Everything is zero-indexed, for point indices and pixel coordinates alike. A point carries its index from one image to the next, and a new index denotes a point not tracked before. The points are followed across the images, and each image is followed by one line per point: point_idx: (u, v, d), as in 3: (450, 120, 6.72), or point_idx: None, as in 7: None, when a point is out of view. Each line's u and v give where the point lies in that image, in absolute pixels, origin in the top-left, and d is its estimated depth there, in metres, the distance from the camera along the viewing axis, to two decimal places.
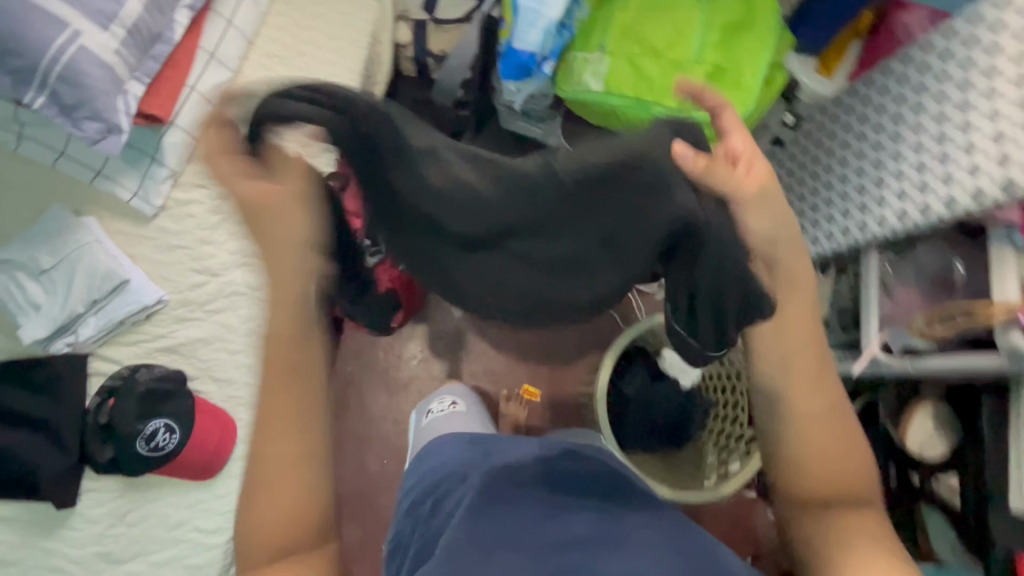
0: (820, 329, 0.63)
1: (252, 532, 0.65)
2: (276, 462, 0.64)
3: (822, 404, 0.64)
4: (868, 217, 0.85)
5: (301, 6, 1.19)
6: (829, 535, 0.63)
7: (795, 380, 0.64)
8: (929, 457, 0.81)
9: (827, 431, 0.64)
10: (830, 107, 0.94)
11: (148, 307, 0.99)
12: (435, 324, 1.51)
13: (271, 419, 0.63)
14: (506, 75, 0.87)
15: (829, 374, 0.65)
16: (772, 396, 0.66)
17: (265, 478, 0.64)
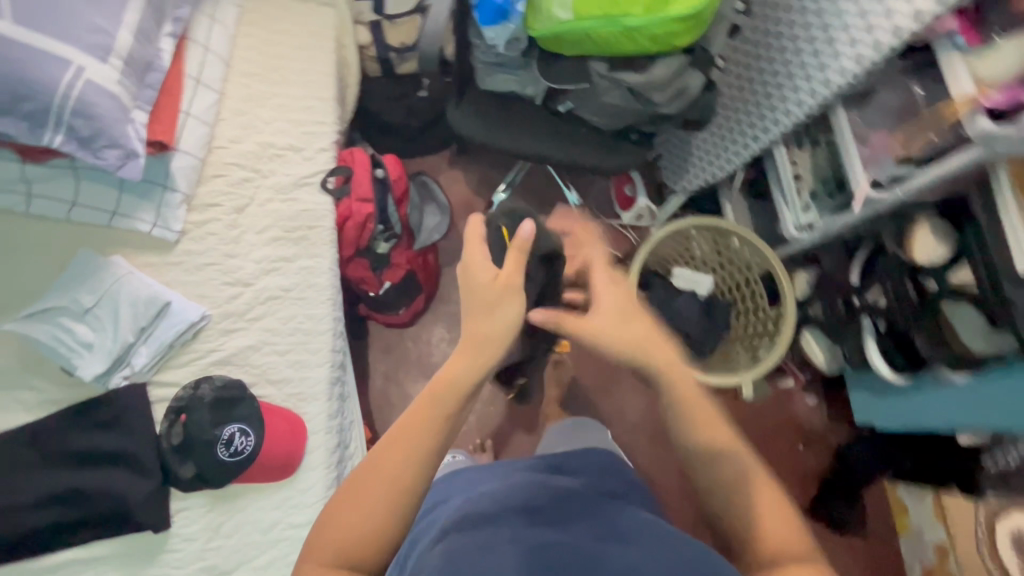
0: (698, 388, 0.74)
1: (325, 526, 0.64)
2: (380, 476, 0.64)
3: (723, 434, 0.70)
4: (828, 73, 0.95)
5: (264, 23, 1.25)
6: (743, 503, 0.66)
7: (695, 418, 0.71)
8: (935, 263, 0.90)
9: (731, 461, 0.69)
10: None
11: (193, 324, 1.02)
12: (455, 305, 1.57)
13: (402, 422, 0.68)
14: (486, 21, 0.98)
15: (715, 413, 0.73)
16: (686, 437, 0.71)
17: (362, 480, 0.65)
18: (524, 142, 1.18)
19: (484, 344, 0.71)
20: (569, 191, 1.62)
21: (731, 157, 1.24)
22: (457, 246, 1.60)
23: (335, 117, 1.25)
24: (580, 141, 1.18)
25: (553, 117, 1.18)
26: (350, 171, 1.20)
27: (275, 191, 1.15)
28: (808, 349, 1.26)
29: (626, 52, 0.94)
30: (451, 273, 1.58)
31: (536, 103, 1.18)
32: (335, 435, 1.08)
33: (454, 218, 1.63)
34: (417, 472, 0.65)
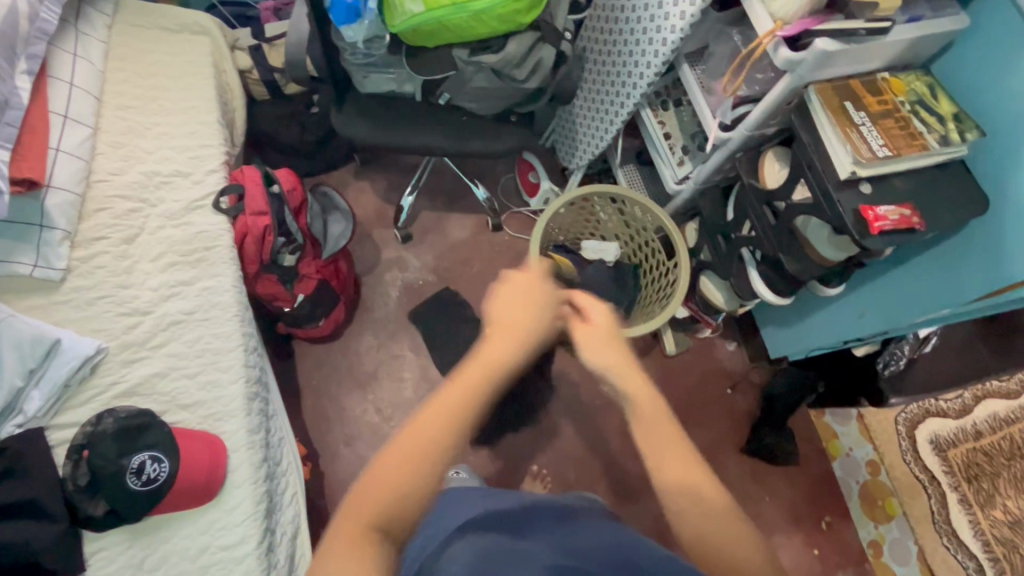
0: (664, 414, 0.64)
1: (362, 498, 0.56)
2: (417, 445, 0.58)
3: (679, 461, 0.62)
4: (664, 34, 1.05)
5: (135, 56, 1.25)
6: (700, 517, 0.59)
7: (653, 440, 0.63)
8: (774, 184, 1.03)
9: (679, 471, 0.61)
10: None
11: (89, 358, 0.99)
12: (379, 311, 1.60)
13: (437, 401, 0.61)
14: (341, 19, 1.04)
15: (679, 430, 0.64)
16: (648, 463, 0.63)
17: (409, 448, 0.58)
18: (407, 137, 1.22)
19: (526, 336, 0.68)
20: (476, 187, 1.67)
21: (608, 125, 1.32)
22: (374, 255, 1.65)
23: (223, 138, 1.26)
24: (464, 130, 1.24)
25: (434, 111, 1.25)
26: (241, 188, 1.20)
27: (166, 217, 1.15)
28: (708, 292, 1.33)
29: (481, 34, 1.02)
30: (370, 282, 1.62)
31: (415, 99, 1.23)
32: (259, 448, 1.06)
33: (367, 228, 1.68)
34: (452, 443, 0.60)
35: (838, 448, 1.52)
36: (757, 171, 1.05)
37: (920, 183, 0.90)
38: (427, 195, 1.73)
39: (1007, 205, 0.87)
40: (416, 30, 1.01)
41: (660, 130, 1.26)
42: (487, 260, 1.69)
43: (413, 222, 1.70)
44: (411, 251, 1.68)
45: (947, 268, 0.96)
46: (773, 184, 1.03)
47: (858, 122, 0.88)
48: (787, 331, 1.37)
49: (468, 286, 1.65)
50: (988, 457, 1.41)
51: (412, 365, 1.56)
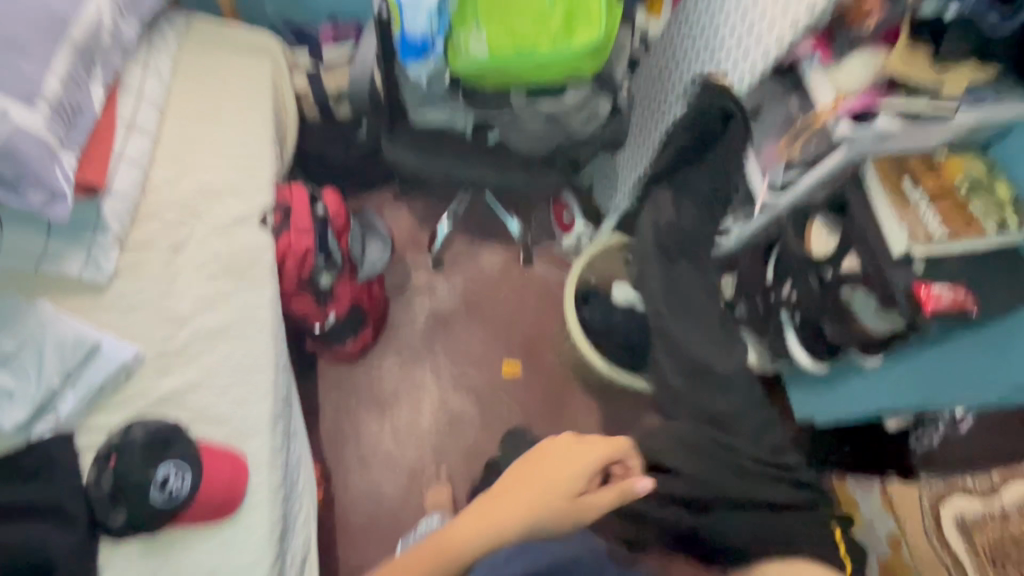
0: None
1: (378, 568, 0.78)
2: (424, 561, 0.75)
3: None
4: (720, 94, 1.07)
5: (200, 73, 1.30)
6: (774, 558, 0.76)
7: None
8: (820, 250, 1.03)
9: None
10: (674, 28, 1.18)
11: (125, 364, 1.00)
12: (405, 334, 1.61)
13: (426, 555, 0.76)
14: (407, 57, 1.05)
15: None
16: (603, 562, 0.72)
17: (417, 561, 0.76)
18: (454, 170, 1.23)
19: None
20: (511, 219, 1.69)
21: (648, 176, 1.31)
22: (405, 277, 1.67)
23: (276, 156, 1.29)
24: (509, 167, 1.25)
25: (484, 147, 1.27)
26: (288, 207, 1.22)
27: (213, 229, 1.17)
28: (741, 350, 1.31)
29: (543, 80, 1.05)
30: (399, 305, 1.63)
31: (463, 133, 1.24)
32: (280, 469, 1.06)
33: (400, 251, 1.70)
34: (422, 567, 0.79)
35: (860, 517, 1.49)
36: (805, 236, 1.04)
37: (974, 266, 0.89)
38: (460, 221, 1.75)
39: None
40: (478, 74, 1.04)
41: None
42: (517, 292, 1.69)
43: (445, 248, 1.71)
44: (442, 277, 1.69)
45: (998, 353, 0.93)
46: (819, 251, 1.03)
47: (913, 201, 0.88)
48: (815, 396, 1.35)
49: (494, 316, 1.66)
50: None
51: (432, 392, 1.56)
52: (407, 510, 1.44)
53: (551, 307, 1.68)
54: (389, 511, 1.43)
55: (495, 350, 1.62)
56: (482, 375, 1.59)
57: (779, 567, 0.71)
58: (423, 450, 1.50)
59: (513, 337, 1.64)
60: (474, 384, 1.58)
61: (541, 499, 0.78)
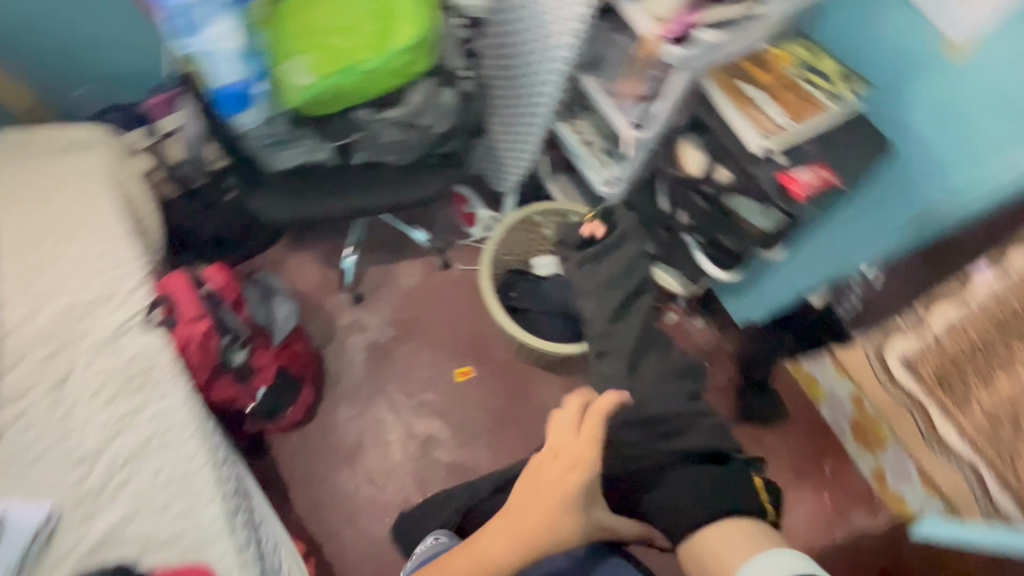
0: None
1: None
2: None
3: None
4: (559, 52, 1.09)
5: (21, 190, 1.17)
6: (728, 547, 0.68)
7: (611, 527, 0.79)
8: (694, 168, 1.04)
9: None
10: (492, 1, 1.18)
11: (44, 524, 0.94)
12: (348, 379, 1.56)
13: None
14: (231, 110, 1.00)
15: None
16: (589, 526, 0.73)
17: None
18: (331, 203, 1.19)
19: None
20: (415, 230, 1.66)
21: (526, 146, 1.34)
22: (329, 323, 1.61)
23: (140, 250, 1.19)
24: (385, 180, 1.22)
25: (353, 173, 1.22)
26: (171, 300, 1.14)
27: (95, 349, 1.08)
28: (665, 282, 1.36)
29: (382, 89, 1.00)
30: (332, 353, 1.58)
31: (330, 165, 1.19)
32: (254, 564, 1.00)
33: (315, 299, 1.63)
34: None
35: (822, 391, 1.62)
36: (678, 161, 1.07)
37: (832, 141, 0.93)
38: (367, 249, 1.70)
39: (909, 150, 1.03)
40: (313, 103, 0.99)
41: (577, 139, 1.29)
42: (445, 299, 1.66)
43: (360, 280, 1.67)
44: (366, 310, 1.64)
45: (901, 196, 1.07)
46: (692, 170, 1.05)
47: (755, 101, 0.93)
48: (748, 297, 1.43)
49: (431, 330, 1.63)
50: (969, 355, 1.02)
51: (395, 425, 1.52)
52: None
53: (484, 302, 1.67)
54: (391, 556, 1.40)
55: (443, 362, 1.60)
56: (438, 390, 1.57)
57: (724, 532, 0.70)
58: (405, 484, 1.47)
59: (456, 343, 1.62)
60: (434, 402, 1.55)
61: (537, 511, 0.72)
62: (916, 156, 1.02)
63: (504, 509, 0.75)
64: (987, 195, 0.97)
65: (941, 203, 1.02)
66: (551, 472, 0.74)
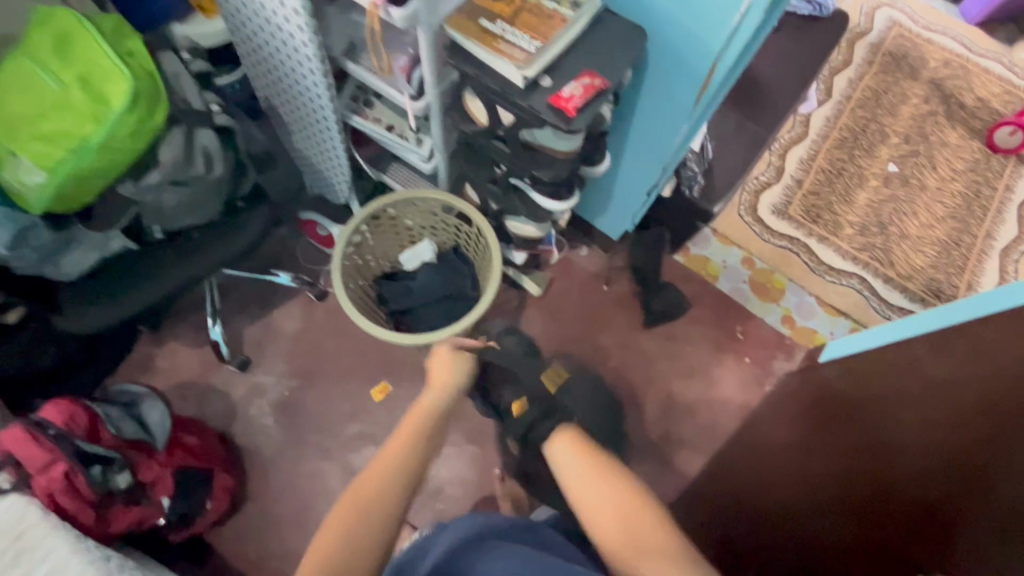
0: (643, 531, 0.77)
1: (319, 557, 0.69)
2: (362, 499, 0.75)
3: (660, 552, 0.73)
4: (306, 50, 1.04)
5: None
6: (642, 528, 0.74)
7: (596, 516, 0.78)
8: (479, 116, 1.03)
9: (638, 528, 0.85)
10: (226, 17, 1.10)
11: None
12: (267, 446, 1.49)
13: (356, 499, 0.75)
14: None
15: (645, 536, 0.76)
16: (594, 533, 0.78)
17: (363, 494, 0.75)
18: (153, 289, 1.12)
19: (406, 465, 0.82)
20: (276, 274, 1.57)
21: (337, 155, 1.31)
22: (226, 400, 1.52)
23: None
24: (202, 246, 1.16)
25: (158, 248, 1.14)
26: (12, 456, 1.02)
27: None
28: (522, 231, 1.33)
29: (129, 159, 0.92)
30: (241, 428, 1.50)
31: (131, 250, 1.11)
32: None
33: (201, 382, 1.53)
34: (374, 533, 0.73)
35: (717, 267, 1.81)
36: (469, 114, 1.05)
37: (589, 46, 0.94)
38: (237, 311, 1.60)
39: (664, 35, 0.97)
40: (58, 199, 0.90)
41: (379, 126, 1.24)
42: (335, 328, 1.61)
43: (242, 344, 1.57)
44: (259, 372, 1.55)
45: (679, 77, 1.03)
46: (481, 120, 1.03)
47: (502, 35, 0.91)
48: (607, 208, 1.49)
49: (333, 363, 1.57)
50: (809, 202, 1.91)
51: (333, 469, 1.48)
52: None
53: None
54: None
55: (357, 389, 1.55)
56: (363, 418, 1.53)
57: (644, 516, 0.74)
58: None
59: (363, 366, 1.58)
60: (364, 430, 1.52)
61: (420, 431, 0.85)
62: (672, 38, 0.97)
63: (398, 430, 0.86)
64: (742, 36, 0.92)
65: (709, 69, 0.98)
66: (421, 399, 0.94)
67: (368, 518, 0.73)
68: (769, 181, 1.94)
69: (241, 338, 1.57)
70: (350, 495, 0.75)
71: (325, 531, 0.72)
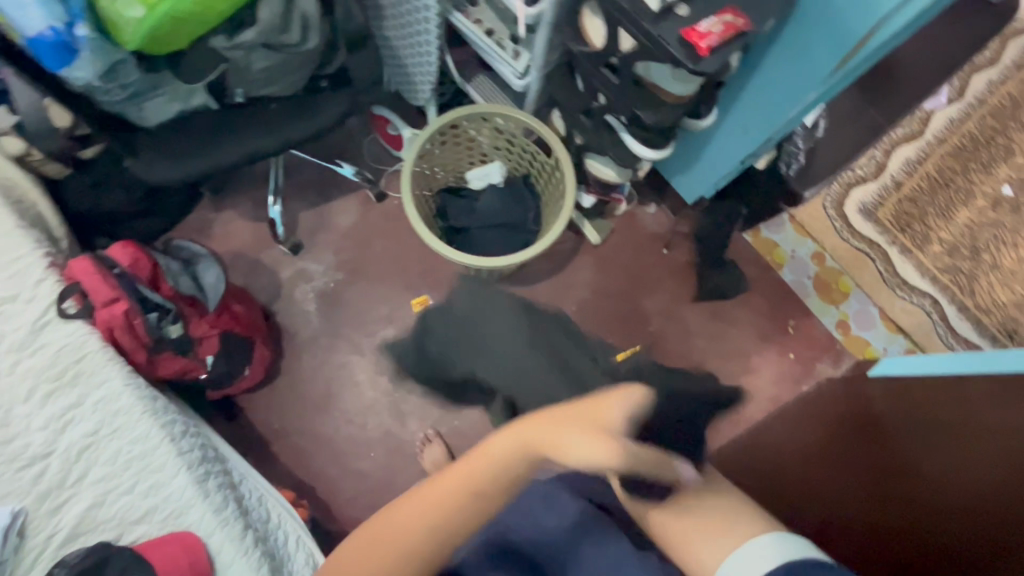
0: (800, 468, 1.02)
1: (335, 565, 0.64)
2: (381, 534, 0.63)
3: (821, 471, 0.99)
4: None
5: None
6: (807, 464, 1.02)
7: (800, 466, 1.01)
8: (594, 39, 0.95)
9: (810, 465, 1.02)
10: None
11: (8, 526, 0.94)
12: (304, 330, 1.53)
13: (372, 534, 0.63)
14: (56, 63, 0.86)
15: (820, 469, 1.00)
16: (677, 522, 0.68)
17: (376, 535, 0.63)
18: (226, 152, 1.11)
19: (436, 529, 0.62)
20: (340, 165, 1.55)
21: (426, 52, 1.23)
22: (272, 277, 1.55)
23: (30, 239, 1.13)
24: (280, 119, 1.13)
25: (237, 112, 1.12)
26: (79, 286, 1.07)
27: (16, 351, 1.05)
28: (601, 172, 1.28)
29: (227, 11, 0.87)
30: (282, 307, 1.54)
31: (213, 110, 1.10)
32: (236, 522, 1.04)
33: (252, 255, 1.57)
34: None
35: (784, 256, 1.70)
36: (582, 34, 0.96)
37: None
38: (295, 194, 1.60)
39: None
40: (151, 41, 0.87)
41: (478, 29, 1.16)
42: (386, 231, 1.60)
43: (296, 228, 1.58)
44: (307, 258, 1.57)
45: (829, 36, 0.91)
46: (593, 45, 0.95)
47: None
48: (691, 171, 1.41)
49: (379, 266, 1.58)
50: (911, 204, 1.70)
51: (363, 365, 1.53)
52: (398, 475, 1.47)
53: None
54: (382, 487, 1.46)
55: (398, 296, 1.57)
56: (399, 325, 1.55)
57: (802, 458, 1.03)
58: (383, 419, 1.50)
59: (407, 275, 1.58)
60: (397, 336, 1.55)
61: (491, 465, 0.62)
62: None
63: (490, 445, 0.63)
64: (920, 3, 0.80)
65: (866, 36, 0.86)
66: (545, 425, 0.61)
67: (395, 547, 0.62)
68: (866, 176, 1.71)
69: (296, 221, 1.58)
70: (381, 518, 0.64)
71: (347, 548, 0.64)
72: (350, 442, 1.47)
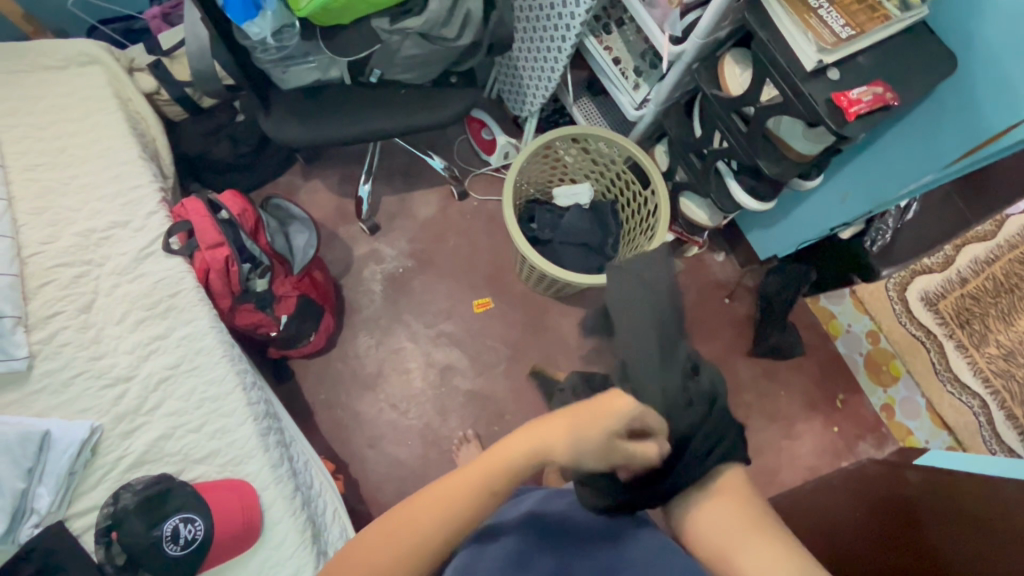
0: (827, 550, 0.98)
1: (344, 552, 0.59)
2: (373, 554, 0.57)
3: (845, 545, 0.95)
4: None
5: (30, 110, 1.17)
6: (831, 540, 0.98)
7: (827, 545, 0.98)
8: (732, 87, 0.99)
9: (835, 540, 0.98)
10: None
11: (85, 440, 0.97)
12: (367, 308, 1.56)
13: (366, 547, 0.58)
14: (241, 16, 0.93)
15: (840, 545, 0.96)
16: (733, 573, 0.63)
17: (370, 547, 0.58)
18: (350, 125, 1.15)
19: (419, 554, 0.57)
20: (432, 158, 1.60)
21: (549, 69, 1.28)
22: (345, 252, 1.59)
23: (150, 171, 1.19)
24: (405, 105, 1.18)
25: (368, 91, 1.17)
26: (189, 224, 1.12)
27: (119, 274, 1.09)
28: (691, 214, 1.33)
29: None
30: (350, 282, 1.57)
31: (346, 84, 1.16)
32: (288, 481, 1.05)
33: (330, 227, 1.61)
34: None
35: (839, 328, 1.70)
36: (719, 79, 1.01)
37: (882, 61, 0.89)
38: (384, 178, 1.66)
39: (969, 67, 0.88)
40: (325, 12, 0.92)
41: (609, 56, 1.20)
42: (463, 229, 1.64)
43: (377, 210, 1.63)
44: (382, 239, 1.61)
45: (960, 121, 0.93)
46: (731, 92, 1.00)
47: (813, 9, 0.85)
48: (773, 230, 1.42)
49: (448, 260, 1.61)
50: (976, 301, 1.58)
51: (415, 354, 1.54)
52: (432, 469, 1.47)
53: (501, 233, 1.64)
54: (413, 477, 1.46)
55: (460, 293, 1.59)
56: (457, 322, 1.57)
57: (827, 535, 1.00)
58: (426, 410, 1.51)
59: (474, 274, 1.61)
60: (453, 332, 1.56)
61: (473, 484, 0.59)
62: (981, 75, 0.87)
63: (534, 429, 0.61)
64: None
65: (1002, 129, 0.88)
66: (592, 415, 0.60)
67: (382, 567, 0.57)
68: (933, 267, 1.62)
69: (378, 204, 1.63)
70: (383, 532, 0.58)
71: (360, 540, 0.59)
72: (391, 426, 1.49)
